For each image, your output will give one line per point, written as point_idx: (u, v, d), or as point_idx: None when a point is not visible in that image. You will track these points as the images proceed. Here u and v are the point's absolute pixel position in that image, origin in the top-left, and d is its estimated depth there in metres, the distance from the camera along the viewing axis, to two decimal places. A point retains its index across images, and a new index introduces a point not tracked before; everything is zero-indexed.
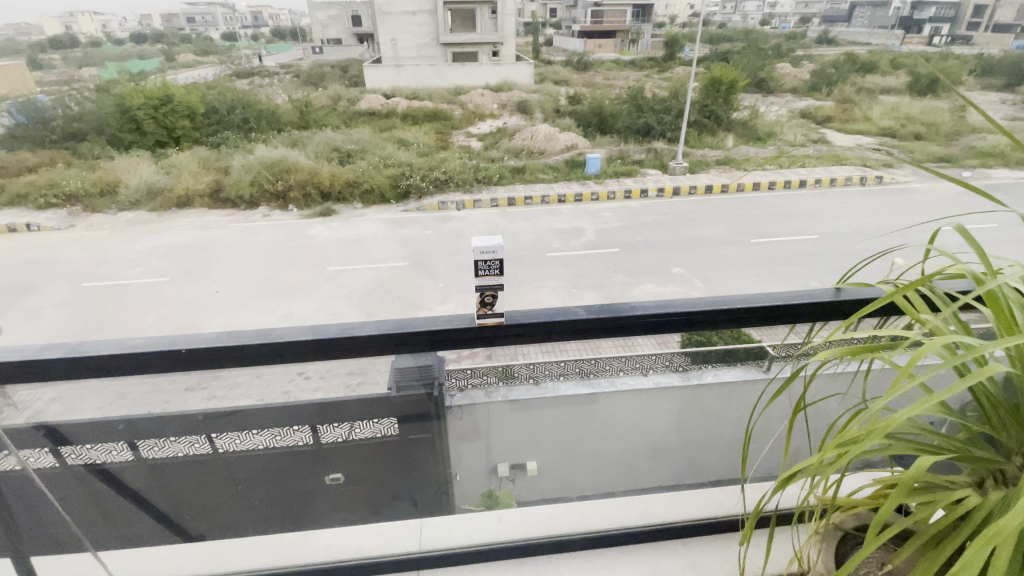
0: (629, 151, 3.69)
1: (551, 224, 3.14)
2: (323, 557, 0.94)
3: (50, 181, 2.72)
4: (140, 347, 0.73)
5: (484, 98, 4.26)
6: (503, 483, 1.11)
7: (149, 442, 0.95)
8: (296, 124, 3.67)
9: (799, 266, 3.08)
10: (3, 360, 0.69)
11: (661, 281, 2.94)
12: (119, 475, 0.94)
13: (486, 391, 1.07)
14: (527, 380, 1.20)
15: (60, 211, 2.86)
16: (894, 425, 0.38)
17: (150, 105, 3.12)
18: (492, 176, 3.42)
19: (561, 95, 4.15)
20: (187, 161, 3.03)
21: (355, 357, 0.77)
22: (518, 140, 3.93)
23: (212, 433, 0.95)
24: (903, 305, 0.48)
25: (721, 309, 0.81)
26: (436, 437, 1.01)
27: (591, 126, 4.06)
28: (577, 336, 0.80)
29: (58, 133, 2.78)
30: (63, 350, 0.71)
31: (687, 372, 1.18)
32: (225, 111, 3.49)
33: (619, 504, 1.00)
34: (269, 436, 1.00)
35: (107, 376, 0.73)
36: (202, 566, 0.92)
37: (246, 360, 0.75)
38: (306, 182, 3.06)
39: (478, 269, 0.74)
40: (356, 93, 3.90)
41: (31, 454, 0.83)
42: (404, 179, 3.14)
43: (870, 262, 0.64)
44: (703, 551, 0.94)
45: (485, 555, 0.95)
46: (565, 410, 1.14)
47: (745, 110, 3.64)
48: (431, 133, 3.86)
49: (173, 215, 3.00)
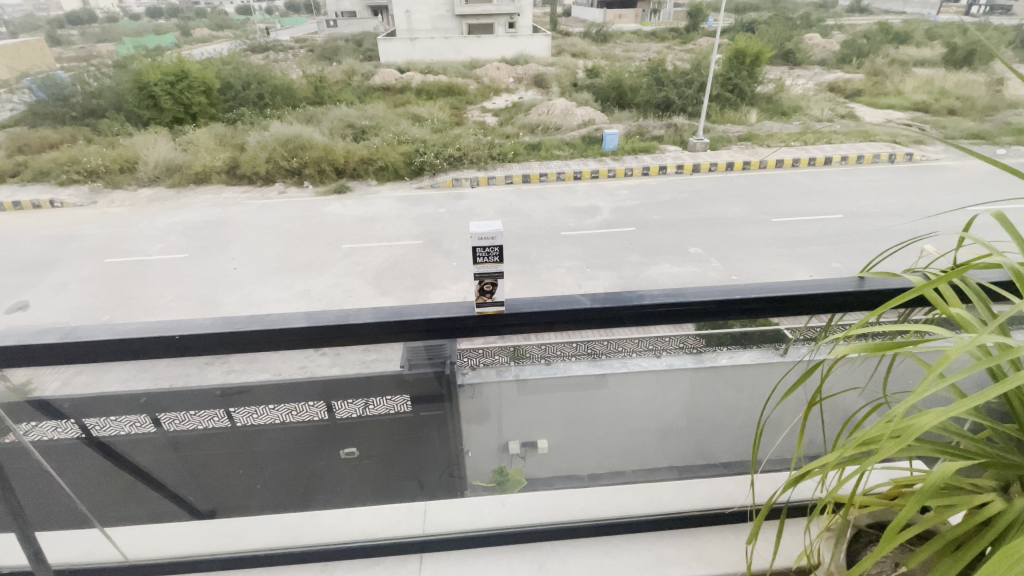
0: (647, 126, 3.62)
1: (564, 202, 3.06)
2: (330, 538, 0.99)
3: (71, 158, 2.79)
4: (134, 334, 0.72)
5: (500, 71, 4.12)
6: (514, 460, 1.04)
7: (168, 416, 0.90)
8: (310, 100, 3.62)
9: (820, 247, 2.92)
10: (2, 344, 0.70)
11: (678, 261, 2.83)
12: (127, 451, 0.91)
13: (497, 370, 0.96)
14: (539, 359, 1.00)
15: (83, 188, 2.88)
16: (919, 427, 0.35)
17: (166, 81, 3.13)
18: (507, 154, 3.37)
19: (578, 68, 4.02)
20: (204, 138, 3.14)
21: (352, 344, 0.77)
22: (533, 114, 3.79)
23: (230, 407, 0.93)
24: (932, 298, 0.45)
25: (738, 298, 0.78)
26: (447, 415, 0.98)
27: (609, 101, 3.96)
28: (580, 325, 0.78)
29: (78, 109, 2.95)
30: (59, 334, 0.72)
31: (700, 354, 0.95)
32: (241, 86, 3.46)
33: (623, 491, 1.03)
34: (285, 412, 0.97)
35: (104, 361, 0.74)
36: (213, 543, 0.98)
37: (243, 346, 0.75)
38: (320, 159, 3.14)
39: (476, 257, 0.71)
40: (370, 67, 3.89)
41: (59, 426, 0.83)
42: (417, 156, 3.15)
43: (898, 250, 0.60)
44: (709, 543, 0.97)
45: (487, 540, 0.99)
46: (580, 395, 1.01)
47: (771, 83, 3.41)
48: (446, 108, 3.71)
49: (191, 192, 3.12)
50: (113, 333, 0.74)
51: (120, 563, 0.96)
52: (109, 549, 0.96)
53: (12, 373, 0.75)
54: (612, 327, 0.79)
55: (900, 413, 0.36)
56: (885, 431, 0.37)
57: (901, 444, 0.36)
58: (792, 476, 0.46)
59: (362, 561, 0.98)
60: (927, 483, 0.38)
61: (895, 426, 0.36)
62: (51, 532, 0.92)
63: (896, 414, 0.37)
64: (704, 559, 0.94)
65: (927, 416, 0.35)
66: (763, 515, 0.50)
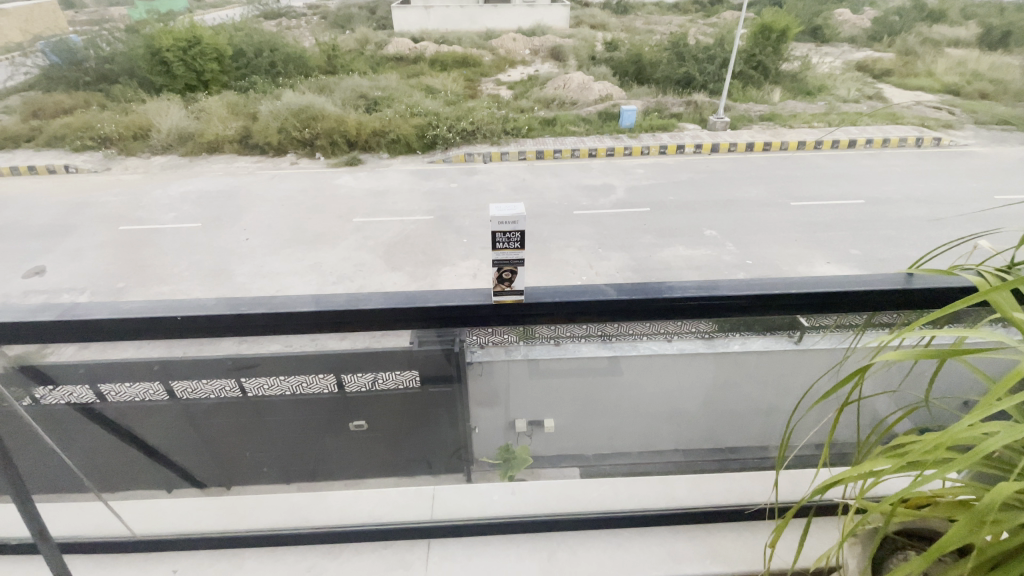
0: (667, 102, 3.41)
1: (579, 179, 2.99)
2: (337, 520, 0.95)
3: (85, 123, 2.86)
4: (134, 313, 0.70)
5: (516, 43, 3.74)
6: (521, 438, 1.05)
7: (182, 385, 0.99)
8: (323, 69, 3.43)
9: (840, 232, 2.85)
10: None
11: (692, 244, 2.82)
12: (139, 424, 1.01)
13: (507, 350, 0.85)
14: (548, 341, 0.84)
15: (97, 154, 3.01)
16: (985, 449, 0.31)
17: (178, 47, 2.94)
18: (521, 128, 3.30)
19: (597, 41, 3.78)
20: (215, 106, 2.95)
21: (361, 330, 0.75)
22: (550, 88, 3.59)
23: (240, 377, 0.96)
24: (998, 301, 0.40)
25: (772, 292, 0.74)
26: (457, 393, 0.96)
27: (628, 76, 3.74)
28: (604, 315, 0.75)
29: (91, 74, 2.91)
30: (57, 312, 0.69)
31: (712, 339, 0.86)
32: (252, 53, 3.26)
33: (637, 483, 1.00)
34: (296, 383, 1.06)
35: (104, 339, 0.71)
36: (220, 519, 0.94)
37: (248, 328, 0.73)
38: (332, 130, 3.06)
39: (495, 241, 0.68)
40: (384, 36, 3.66)
41: (75, 390, 0.86)
42: (431, 128, 3.06)
43: (954, 247, 0.57)
44: (723, 539, 0.93)
45: (498, 530, 0.95)
46: (588, 379, 0.99)
47: (796, 61, 3.02)
48: (460, 78, 3.47)
49: (203, 161, 3.12)
50: (111, 311, 0.71)
51: (128, 539, 0.91)
52: (116, 524, 0.92)
53: (15, 345, 0.72)
54: (639, 320, 0.76)
55: (962, 427, 0.33)
56: (939, 446, 0.34)
57: (962, 462, 0.33)
58: (824, 482, 0.43)
59: (368, 545, 0.94)
60: (980, 502, 0.35)
61: (950, 443, 0.33)
62: (48, 509, 0.88)
63: (954, 428, 0.34)
64: (718, 556, 0.91)
65: (993, 438, 0.31)
66: (788, 519, 0.46)
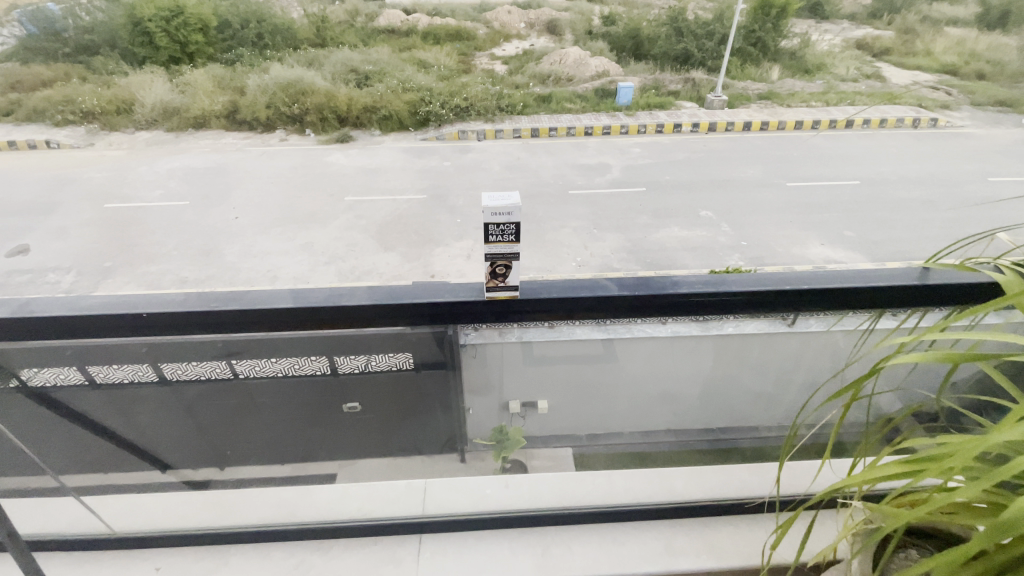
0: (665, 78, 3.22)
1: (574, 157, 3.03)
2: (325, 515, 0.96)
3: (65, 97, 2.58)
4: (94, 310, 0.68)
5: (511, 15, 3.50)
6: (514, 419, 1.01)
7: (171, 366, 0.84)
8: (310, 40, 3.19)
9: (836, 214, 2.84)
10: None
11: (688, 224, 2.78)
12: (123, 413, 0.92)
13: (499, 330, 0.83)
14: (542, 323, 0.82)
15: (80, 129, 2.82)
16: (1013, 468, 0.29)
17: (161, 16, 2.77)
18: (515, 104, 3.19)
19: (594, 14, 3.54)
20: (200, 78, 2.79)
21: (344, 325, 0.73)
22: (547, 62, 3.36)
23: (231, 356, 0.84)
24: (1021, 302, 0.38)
25: (783, 288, 0.71)
26: (453, 373, 0.92)
27: (626, 50, 3.43)
28: (602, 314, 0.72)
29: (69, 45, 2.61)
30: (11, 308, 0.68)
31: (706, 321, 0.84)
32: (238, 22, 3.00)
33: (634, 477, 1.00)
34: (290, 364, 0.89)
35: (67, 336, 0.69)
36: (207, 516, 0.95)
37: (221, 325, 0.70)
38: (321, 105, 3.01)
39: (489, 233, 0.66)
40: (376, 8, 3.41)
41: (55, 371, 0.78)
42: (423, 104, 2.98)
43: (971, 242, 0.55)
44: (721, 535, 0.93)
45: (486, 525, 0.95)
46: (583, 365, 0.97)
47: (796, 37, 2.75)
48: (454, 51, 3.24)
49: (191, 135, 3.03)
50: (69, 308, 0.69)
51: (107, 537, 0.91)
52: (95, 523, 0.92)
53: None
54: (639, 316, 0.74)
55: (987, 442, 0.31)
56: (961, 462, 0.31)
57: (987, 481, 0.30)
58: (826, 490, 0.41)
59: (359, 540, 0.94)
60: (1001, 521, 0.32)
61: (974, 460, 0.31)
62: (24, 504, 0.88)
63: (978, 444, 0.32)
64: (715, 550, 0.91)
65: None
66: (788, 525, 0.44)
